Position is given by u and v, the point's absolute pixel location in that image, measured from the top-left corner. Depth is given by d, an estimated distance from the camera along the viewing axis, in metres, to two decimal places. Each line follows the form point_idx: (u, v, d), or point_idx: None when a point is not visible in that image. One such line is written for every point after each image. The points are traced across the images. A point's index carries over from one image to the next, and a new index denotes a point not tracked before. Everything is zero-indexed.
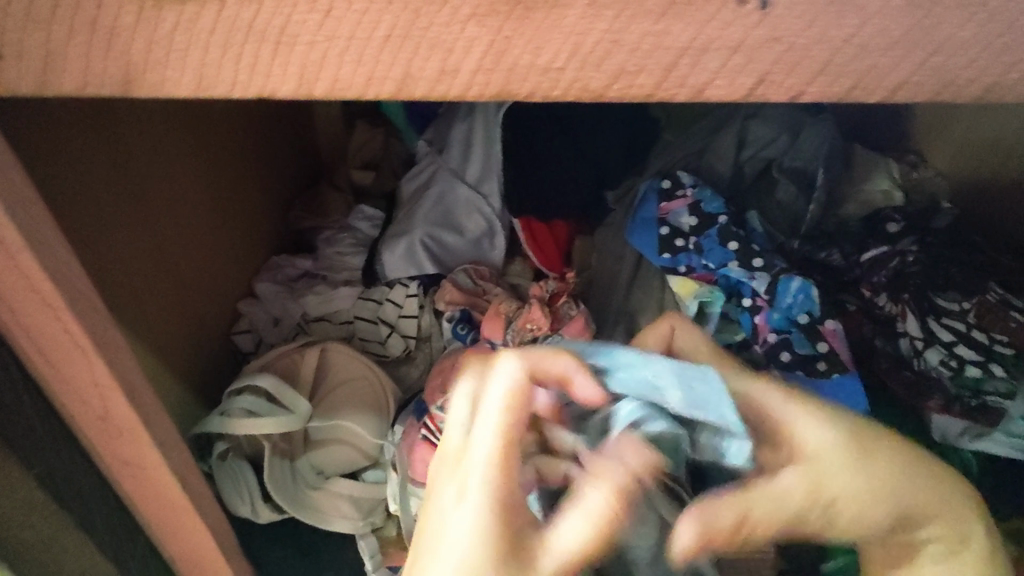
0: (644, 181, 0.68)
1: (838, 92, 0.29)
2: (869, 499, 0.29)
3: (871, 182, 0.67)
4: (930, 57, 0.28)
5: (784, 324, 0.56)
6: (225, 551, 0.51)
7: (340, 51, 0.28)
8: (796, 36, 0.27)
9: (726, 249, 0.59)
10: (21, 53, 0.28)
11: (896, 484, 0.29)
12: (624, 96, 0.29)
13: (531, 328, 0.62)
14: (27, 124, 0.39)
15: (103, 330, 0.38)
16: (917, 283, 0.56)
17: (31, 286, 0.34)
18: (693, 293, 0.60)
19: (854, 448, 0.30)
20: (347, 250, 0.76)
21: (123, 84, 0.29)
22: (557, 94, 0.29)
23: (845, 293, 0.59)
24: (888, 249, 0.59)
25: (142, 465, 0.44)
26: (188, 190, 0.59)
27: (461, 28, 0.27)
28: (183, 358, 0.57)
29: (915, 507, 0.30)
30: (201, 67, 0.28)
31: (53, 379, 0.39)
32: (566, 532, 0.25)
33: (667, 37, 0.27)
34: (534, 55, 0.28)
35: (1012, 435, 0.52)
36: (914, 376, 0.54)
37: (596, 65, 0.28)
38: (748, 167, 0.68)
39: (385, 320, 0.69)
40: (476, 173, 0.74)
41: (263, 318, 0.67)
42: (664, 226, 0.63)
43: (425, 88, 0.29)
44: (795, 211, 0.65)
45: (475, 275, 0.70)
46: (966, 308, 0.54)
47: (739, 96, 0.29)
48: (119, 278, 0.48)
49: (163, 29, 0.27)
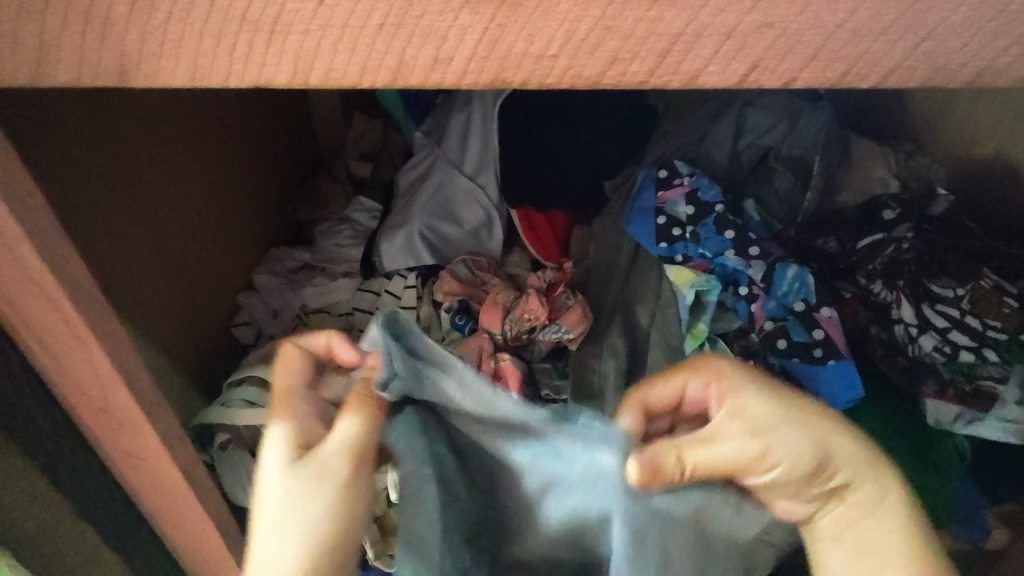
0: (642, 169, 0.68)
1: (831, 78, 0.29)
2: (781, 437, 0.36)
3: (869, 169, 0.69)
4: (922, 42, 0.28)
5: (780, 312, 0.57)
6: (227, 540, 0.52)
7: (334, 40, 0.28)
8: (788, 22, 0.27)
9: (722, 238, 0.60)
10: (16, 44, 0.28)
11: (810, 430, 0.36)
12: (618, 83, 0.29)
13: (529, 318, 0.62)
14: (23, 116, 0.39)
15: (104, 322, 0.38)
16: (912, 270, 0.56)
17: (30, 279, 0.35)
18: (691, 281, 0.60)
19: (775, 397, 0.37)
20: (346, 242, 0.77)
21: (118, 75, 0.29)
22: (551, 81, 0.29)
23: (842, 280, 0.59)
24: (883, 236, 0.59)
25: (144, 455, 0.45)
26: (187, 184, 0.59)
27: (455, 16, 0.27)
28: (183, 350, 0.57)
29: (833, 454, 0.36)
30: (195, 58, 0.28)
31: (54, 370, 0.39)
32: (339, 432, 0.36)
33: (659, 24, 0.27)
34: (528, 43, 0.28)
35: (1005, 420, 0.52)
36: (908, 362, 0.54)
37: (589, 52, 0.28)
38: (746, 155, 0.68)
39: (384, 311, 0.69)
40: (473, 164, 0.75)
41: (262, 310, 0.68)
42: (661, 215, 0.63)
43: (420, 76, 0.29)
44: (792, 200, 0.66)
45: (473, 265, 0.70)
46: (960, 294, 0.54)
47: (732, 83, 0.29)
48: (118, 271, 0.48)
49: (156, 19, 0.27)
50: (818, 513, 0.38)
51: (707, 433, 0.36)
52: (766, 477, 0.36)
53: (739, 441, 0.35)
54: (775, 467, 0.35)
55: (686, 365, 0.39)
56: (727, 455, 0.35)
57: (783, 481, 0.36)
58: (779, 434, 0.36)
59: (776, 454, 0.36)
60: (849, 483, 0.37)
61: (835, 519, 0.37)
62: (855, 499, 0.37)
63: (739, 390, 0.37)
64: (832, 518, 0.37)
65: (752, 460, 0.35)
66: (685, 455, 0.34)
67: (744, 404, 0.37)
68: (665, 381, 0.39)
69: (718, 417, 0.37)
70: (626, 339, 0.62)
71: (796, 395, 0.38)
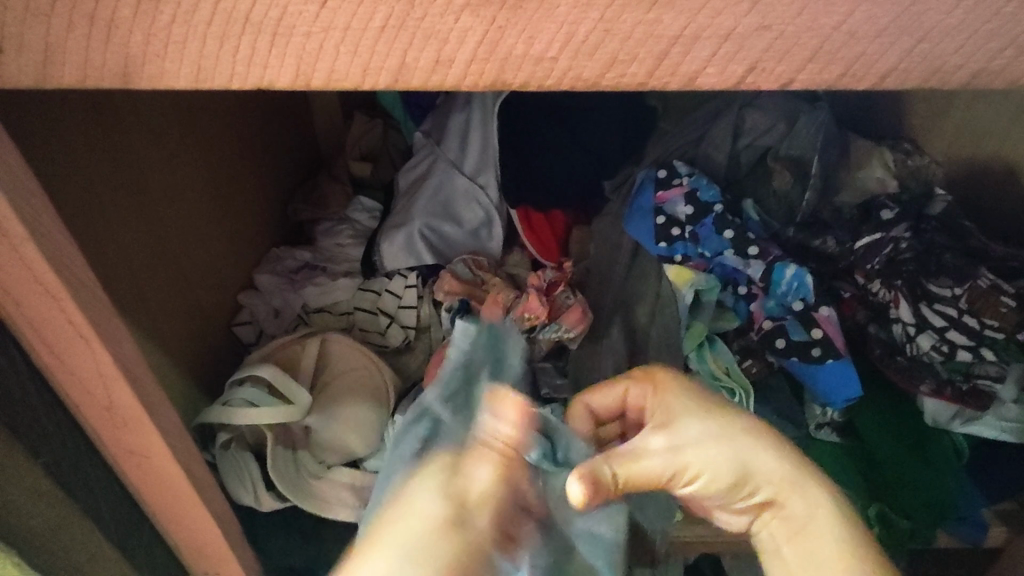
0: (642, 169, 0.68)
1: (828, 79, 0.29)
2: (697, 451, 0.36)
3: (867, 169, 0.69)
4: (918, 44, 0.28)
5: (779, 312, 0.58)
6: (229, 538, 0.52)
7: (336, 43, 0.28)
8: (785, 24, 0.28)
9: (721, 237, 0.60)
10: (21, 46, 0.28)
11: (726, 444, 0.36)
12: (616, 85, 0.30)
13: (529, 317, 0.62)
14: (26, 116, 0.39)
15: (107, 321, 0.39)
16: (910, 270, 0.56)
17: (35, 278, 0.35)
18: (691, 281, 0.60)
19: (704, 411, 0.38)
20: (346, 242, 0.77)
21: (122, 77, 0.29)
22: (551, 83, 0.30)
23: (841, 280, 0.59)
24: (882, 235, 0.58)
25: (147, 454, 0.45)
26: (188, 184, 0.59)
27: (456, 19, 0.27)
28: (184, 349, 0.58)
29: (752, 464, 0.36)
30: (199, 59, 0.29)
31: (58, 369, 0.40)
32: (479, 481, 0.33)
33: (658, 26, 0.28)
34: (528, 45, 0.28)
35: (1002, 419, 0.54)
36: (907, 361, 0.55)
37: (589, 54, 0.28)
38: (745, 155, 0.68)
39: (384, 311, 0.69)
40: (473, 164, 0.75)
41: (264, 310, 0.68)
42: (660, 215, 0.63)
43: (421, 78, 0.29)
44: (790, 200, 0.66)
45: (473, 265, 0.70)
46: (958, 293, 0.54)
47: (730, 84, 0.30)
48: (121, 271, 0.49)
49: (160, 22, 0.28)
50: (754, 526, 0.37)
51: (630, 447, 0.37)
52: (688, 489, 0.37)
53: (656, 456, 0.36)
54: (695, 480, 0.36)
55: (626, 378, 0.42)
56: (644, 470, 0.36)
57: (702, 494, 0.36)
58: (697, 450, 0.36)
59: (695, 468, 0.36)
60: (772, 500, 0.36)
61: (773, 534, 0.36)
62: (785, 515, 0.36)
63: (670, 406, 0.39)
64: (769, 532, 0.36)
65: (666, 470, 0.36)
66: (619, 471, 0.35)
67: (671, 420, 0.38)
68: (606, 389, 0.42)
69: (644, 431, 0.38)
70: (625, 338, 0.63)
71: (726, 411, 0.38)
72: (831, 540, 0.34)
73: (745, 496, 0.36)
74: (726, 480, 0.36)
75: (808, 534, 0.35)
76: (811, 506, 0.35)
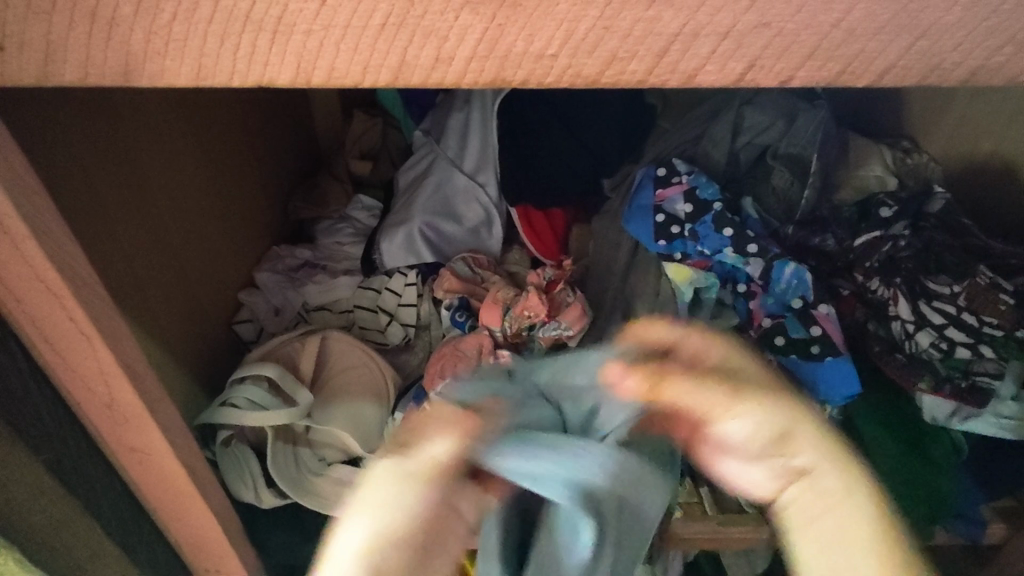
0: (641, 167, 0.69)
1: (827, 77, 0.30)
2: (763, 390, 0.36)
3: (866, 166, 0.69)
4: (916, 41, 0.28)
5: (779, 309, 0.57)
6: (230, 535, 0.52)
7: (336, 41, 0.28)
8: (784, 22, 0.28)
9: (721, 235, 0.60)
10: (22, 44, 0.28)
11: (787, 406, 0.35)
12: (615, 83, 0.30)
13: (529, 315, 0.62)
14: (29, 114, 0.39)
15: (108, 319, 0.39)
16: (909, 267, 0.56)
17: (36, 276, 0.35)
18: (690, 279, 0.61)
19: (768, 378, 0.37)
20: (346, 240, 0.77)
21: (123, 75, 0.29)
22: (550, 81, 0.30)
23: (839, 277, 0.59)
24: (881, 234, 0.59)
25: (147, 450, 0.45)
26: (188, 181, 0.59)
27: (455, 16, 0.28)
28: (185, 347, 0.58)
29: (801, 431, 0.34)
30: (200, 57, 0.29)
31: (59, 367, 0.40)
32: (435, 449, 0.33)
33: (657, 24, 0.28)
34: (527, 42, 0.28)
35: (999, 416, 0.53)
36: (906, 359, 0.54)
37: (588, 52, 0.29)
38: (745, 153, 0.69)
39: (385, 309, 0.69)
40: (473, 162, 0.75)
41: (264, 307, 0.68)
42: (660, 213, 0.63)
43: (421, 75, 0.29)
44: (790, 197, 0.66)
45: (473, 262, 0.70)
46: (957, 291, 0.54)
47: (729, 82, 0.30)
48: (122, 268, 0.49)
49: (161, 19, 0.28)
50: (784, 494, 0.34)
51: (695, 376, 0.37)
52: (730, 426, 0.35)
53: (719, 401, 0.35)
54: (756, 412, 0.34)
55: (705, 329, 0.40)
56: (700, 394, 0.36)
57: (747, 434, 0.34)
58: (756, 391, 0.35)
59: (759, 403, 0.35)
60: (815, 469, 0.33)
61: (801, 505, 0.33)
62: (820, 487, 0.33)
63: (735, 357, 0.38)
64: (795, 503, 0.33)
65: (720, 395, 0.35)
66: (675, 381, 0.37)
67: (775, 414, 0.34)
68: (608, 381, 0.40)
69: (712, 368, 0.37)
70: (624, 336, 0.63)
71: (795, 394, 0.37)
72: (859, 523, 0.32)
73: (788, 461, 0.34)
74: (784, 421, 0.34)
75: (845, 511, 0.32)
76: (853, 488, 0.32)
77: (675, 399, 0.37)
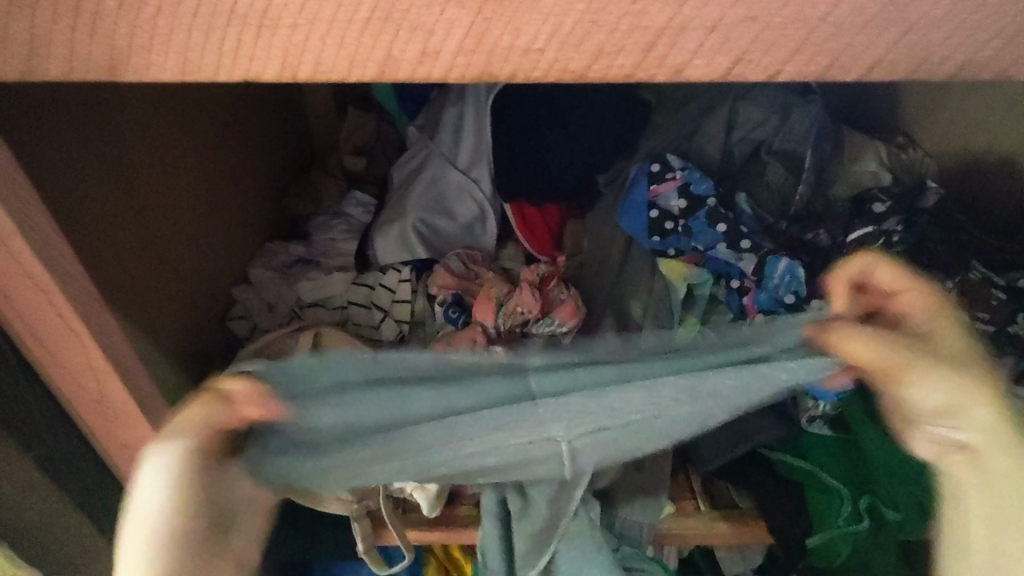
0: (636, 163, 0.68)
1: (815, 71, 0.29)
2: (951, 360, 0.35)
3: (861, 162, 0.69)
4: (904, 35, 0.28)
5: (771, 305, 0.57)
6: None
7: (322, 35, 0.28)
8: (771, 16, 0.28)
9: (715, 231, 0.61)
10: (6, 38, 0.28)
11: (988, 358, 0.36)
12: (603, 77, 0.30)
13: (522, 311, 0.62)
14: (16, 109, 0.39)
15: (97, 315, 0.39)
16: (901, 264, 0.55)
17: (23, 271, 0.35)
18: (683, 275, 0.61)
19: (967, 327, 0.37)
20: (340, 237, 0.77)
21: (108, 70, 0.29)
22: (538, 75, 0.30)
23: (830, 273, 0.58)
24: (873, 230, 0.58)
25: (139, 447, 0.45)
26: (180, 177, 0.59)
27: (441, 10, 0.27)
28: (177, 344, 0.58)
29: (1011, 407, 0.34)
30: (185, 51, 0.29)
31: (48, 363, 0.40)
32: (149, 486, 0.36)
33: (644, 17, 0.28)
34: (514, 37, 0.28)
35: None
36: None
37: (575, 45, 0.28)
38: (738, 149, 0.69)
39: (378, 305, 0.70)
40: (467, 158, 0.75)
41: (257, 304, 0.68)
42: (653, 209, 0.63)
43: (407, 70, 0.29)
44: (784, 192, 0.66)
45: (467, 258, 0.71)
46: (949, 287, 0.53)
47: (717, 76, 0.30)
48: (113, 265, 0.49)
49: (146, 13, 0.28)
50: (949, 458, 0.35)
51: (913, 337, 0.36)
52: (925, 394, 0.35)
53: (916, 354, 0.35)
54: (933, 391, 0.34)
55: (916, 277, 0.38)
56: (922, 377, 0.34)
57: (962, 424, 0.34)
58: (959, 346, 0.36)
59: (926, 381, 0.34)
60: (975, 444, 0.34)
61: (959, 472, 0.35)
62: (985, 463, 0.34)
63: (937, 314, 0.37)
64: (956, 469, 0.35)
65: (941, 382, 0.34)
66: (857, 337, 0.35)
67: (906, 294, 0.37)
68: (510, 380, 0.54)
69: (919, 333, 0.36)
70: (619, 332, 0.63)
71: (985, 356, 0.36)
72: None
73: (956, 425, 0.34)
74: (962, 393, 0.34)
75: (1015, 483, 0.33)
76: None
77: (856, 353, 0.35)
